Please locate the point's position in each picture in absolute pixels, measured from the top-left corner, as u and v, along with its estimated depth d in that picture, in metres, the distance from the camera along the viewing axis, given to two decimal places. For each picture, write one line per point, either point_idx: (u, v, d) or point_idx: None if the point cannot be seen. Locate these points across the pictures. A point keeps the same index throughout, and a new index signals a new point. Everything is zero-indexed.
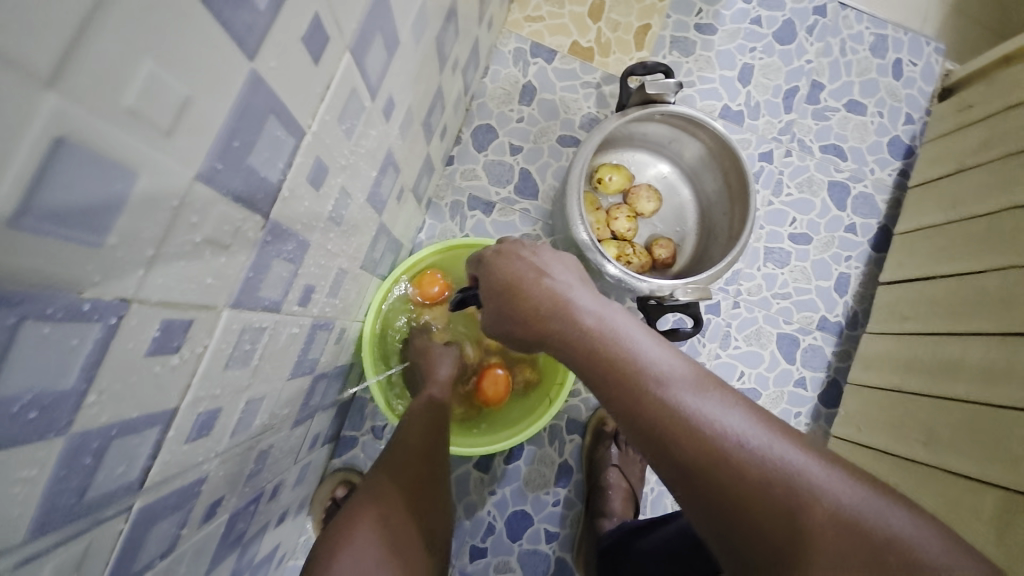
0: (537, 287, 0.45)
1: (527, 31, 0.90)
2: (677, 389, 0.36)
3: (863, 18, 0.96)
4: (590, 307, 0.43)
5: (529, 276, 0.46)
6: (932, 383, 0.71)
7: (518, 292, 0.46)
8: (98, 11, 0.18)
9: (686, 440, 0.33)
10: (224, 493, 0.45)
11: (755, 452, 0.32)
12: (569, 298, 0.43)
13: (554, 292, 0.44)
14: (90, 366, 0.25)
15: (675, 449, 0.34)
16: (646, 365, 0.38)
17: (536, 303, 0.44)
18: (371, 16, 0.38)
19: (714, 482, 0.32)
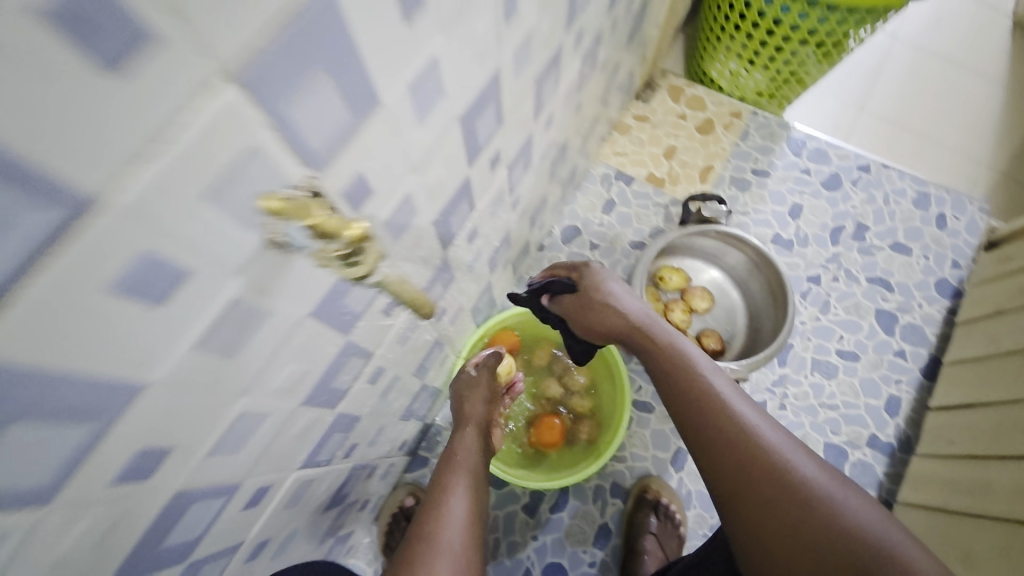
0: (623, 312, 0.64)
1: (614, 162, 1.17)
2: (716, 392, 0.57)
3: (906, 176, 1.13)
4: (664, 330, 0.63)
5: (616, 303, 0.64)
6: (975, 501, 0.77)
7: (608, 310, 0.64)
8: (438, 144, 0.42)
9: (721, 422, 0.54)
10: (355, 440, 0.63)
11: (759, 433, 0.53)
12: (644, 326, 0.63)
13: (632, 320, 0.64)
14: (362, 307, 0.46)
15: (711, 429, 0.54)
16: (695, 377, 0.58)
17: (620, 325, 0.64)
18: (519, 146, 0.63)
19: (735, 448, 0.52)
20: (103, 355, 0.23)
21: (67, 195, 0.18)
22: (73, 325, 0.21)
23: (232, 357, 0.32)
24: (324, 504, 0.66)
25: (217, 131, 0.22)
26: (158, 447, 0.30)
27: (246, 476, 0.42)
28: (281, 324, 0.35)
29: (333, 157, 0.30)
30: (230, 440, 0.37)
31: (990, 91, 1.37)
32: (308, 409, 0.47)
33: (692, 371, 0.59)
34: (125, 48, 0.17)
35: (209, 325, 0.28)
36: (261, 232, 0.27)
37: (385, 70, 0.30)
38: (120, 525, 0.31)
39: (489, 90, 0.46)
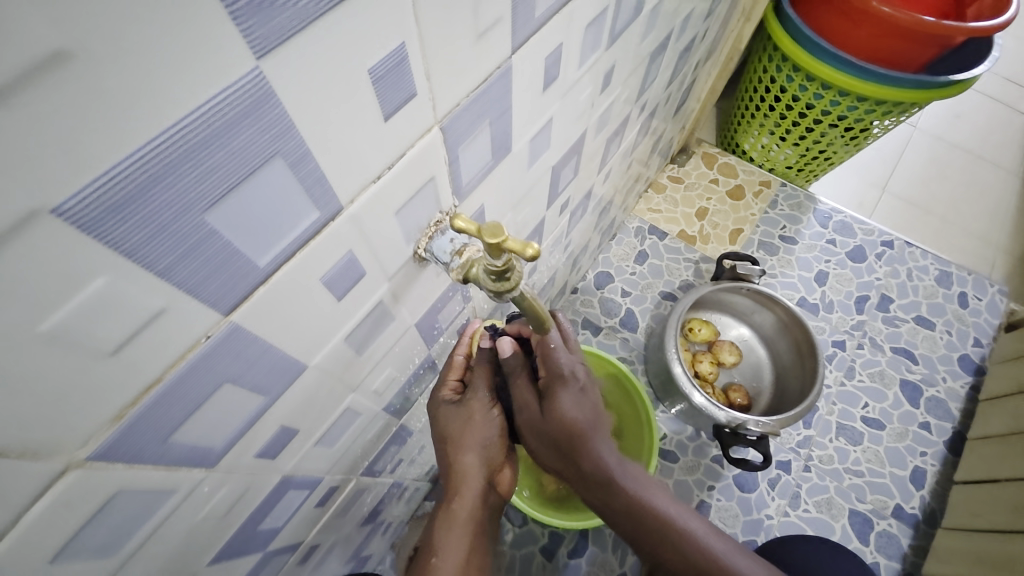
0: (550, 436, 0.51)
1: (648, 217, 1.24)
2: (640, 491, 0.54)
3: (928, 255, 1.18)
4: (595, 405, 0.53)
5: (539, 421, 0.51)
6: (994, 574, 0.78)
7: (529, 429, 0.53)
8: (533, 188, 0.49)
9: (647, 524, 0.54)
10: (402, 456, 0.65)
11: (684, 523, 0.54)
12: (579, 427, 0.50)
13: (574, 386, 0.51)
14: (447, 323, 0.50)
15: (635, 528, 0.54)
16: (619, 488, 0.54)
17: (544, 449, 0.53)
18: (580, 195, 0.70)
19: (664, 544, 0.54)
20: (296, 338, 0.27)
21: (329, 205, 0.23)
22: (293, 307, 0.25)
23: (360, 353, 0.36)
24: (363, 518, 0.67)
25: (419, 163, 0.28)
26: (292, 429, 0.33)
27: (327, 473, 0.45)
28: (396, 329, 0.39)
29: (472, 189, 0.36)
30: (333, 432, 0.40)
31: (1005, 183, 1.45)
32: (386, 416, 0.50)
33: (619, 484, 0.53)
34: (400, 101, 0.23)
35: (357, 321, 0.32)
36: (414, 244, 0.33)
37: (521, 125, 0.37)
38: (245, 499, 0.33)
39: (575, 146, 0.53)
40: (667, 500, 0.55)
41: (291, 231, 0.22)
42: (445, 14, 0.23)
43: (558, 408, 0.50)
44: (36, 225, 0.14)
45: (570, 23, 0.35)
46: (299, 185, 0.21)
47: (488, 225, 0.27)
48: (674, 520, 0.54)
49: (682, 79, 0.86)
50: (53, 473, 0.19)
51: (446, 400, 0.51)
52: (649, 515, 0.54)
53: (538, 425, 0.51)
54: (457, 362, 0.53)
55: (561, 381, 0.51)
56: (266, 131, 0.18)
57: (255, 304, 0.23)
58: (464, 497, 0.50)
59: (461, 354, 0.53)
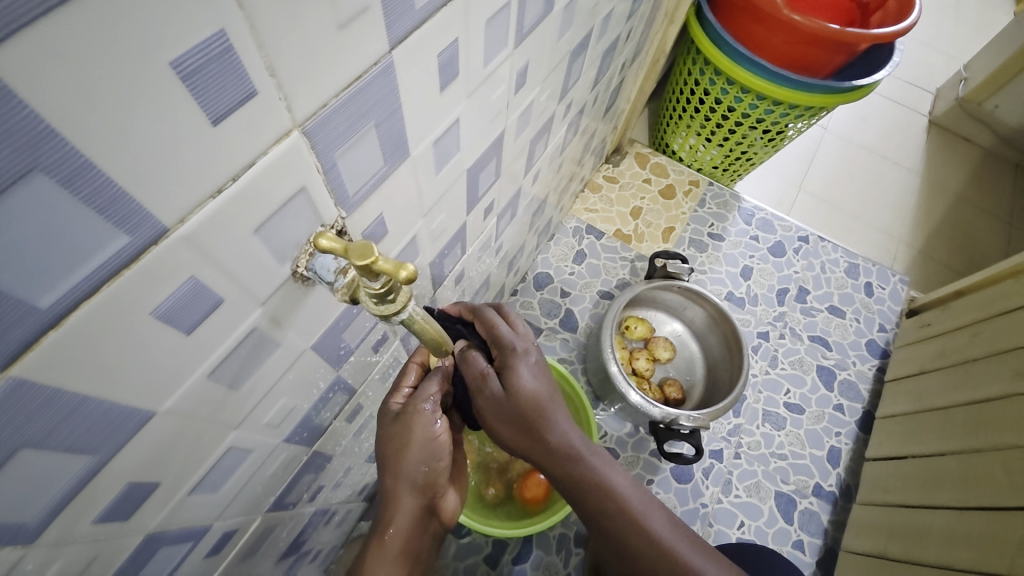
0: (508, 417, 0.46)
1: (585, 217, 1.25)
2: (603, 471, 0.50)
3: (838, 248, 1.27)
4: (540, 383, 0.47)
5: (496, 399, 0.46)
6: (910, 546, 0.84)
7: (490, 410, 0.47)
8: (447, 193, 0.46)
9: (607, 505, 0.50)
10: (322, 482, 0.61)
11: (647, 515, 0.50)
12: (536, 400, 0.46)
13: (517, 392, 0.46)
14: (359, 341, 0.46)
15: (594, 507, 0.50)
16: (586, 467, 0.49)
17: (502, 430, 0.48)
18: (507, 198, 0.68)
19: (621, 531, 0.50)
20: (129, 384, 0.23)
21: (149, 227, 0.19)
22: (115, 349, 0.21)
23: (236, 387, 0.31)
24: (282, 552, 0.61)
25: (278, 173, 0.24)
26: (149, 483, 0.28)
27: (218, 519, 0.40)
28: (286, 356, 0.35)
29: (363, 198, 0.32)
30: (215, 476, 0.35)
31: (903, 180, 1.60)
32: (292, 446, 0.46)
33: (584, 459, 0.49)
34: (232, 102, 0.19)
35: (224, 353, 0.28)
36: (290, 264, 0.29)
37: (419, 128, 0.34)
38: (92, 569, 0.28)
39: (494, 147, 0.51)
40: (634, 490, 0.51)
41: (87, 260, 0.18)
42: (285, 1, 0.19)
43: (513, 383, 0.46)
44: None
45: (466, 16, 0.32)
46: (83, 204, 0.17)
47: (356, 244, 0.23)
48: (635, 511, 0.50)
49: (610, 79, 0.86)
50: None
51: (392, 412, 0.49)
52: (610, 498, 0.50)
53: (498, 405, 0.46)
54: (409, 376, 0.52)
55: (516, 357, 0.47)
56: (3, 140, 0.14)
57: (46, 352, 0.18)
58: (394, 529, 0.49)
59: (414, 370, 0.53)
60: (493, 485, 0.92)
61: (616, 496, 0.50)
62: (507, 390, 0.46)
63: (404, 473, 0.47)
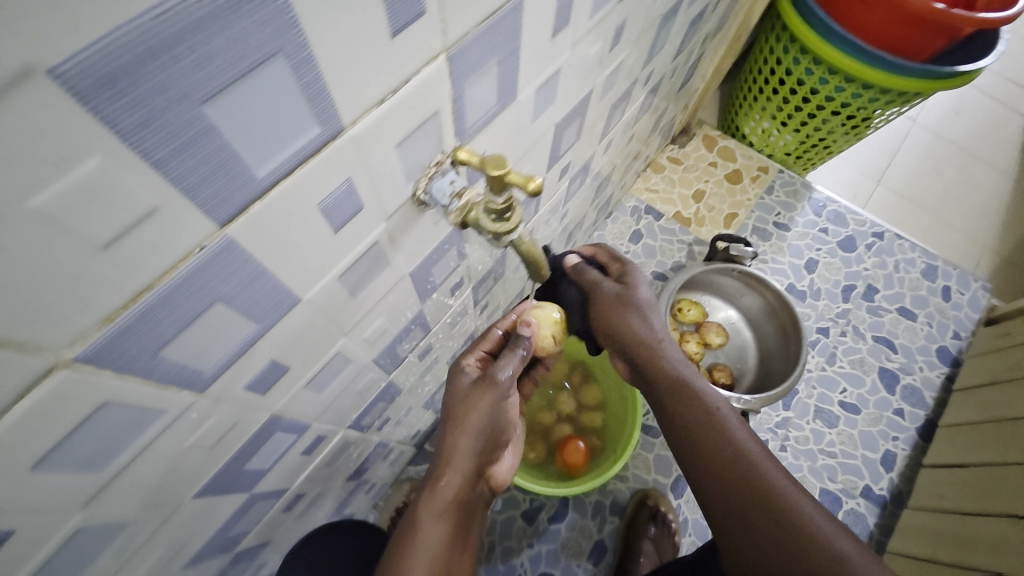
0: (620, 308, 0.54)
1: (645, 197, 1.24)
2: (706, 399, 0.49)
3: (916, 248, 1.20)
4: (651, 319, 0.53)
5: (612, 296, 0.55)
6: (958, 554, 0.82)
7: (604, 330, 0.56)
8: (535, 147, 0.48)
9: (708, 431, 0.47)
10: (388, 415, 0.65)
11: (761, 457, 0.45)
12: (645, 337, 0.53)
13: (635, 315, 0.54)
14: (442, 281, 0.50)
15: (693, 425, 0.48)
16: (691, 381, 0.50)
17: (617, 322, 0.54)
18: (579, 164, 0.69)
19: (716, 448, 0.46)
20: (291, 266, 0.27)
21: (334, 122, 0.23)
22: (286, 229, 0.25)
23: (354, 296, 0.35)
24: (348, 474, 0.67)
25: (424, 93, 0.27)
26: (282, 366, 0.33)
27: (316, 420, 0.44)
28: (391, 276, 0.39)
29: (475, 133, 0.35)
30: (322, 377, 0.40)
31: (997, 182, 1.47)
32: (376, 370, 0.50)
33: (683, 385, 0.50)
34: (409, 18, 0.22)
35: (352, 260, 0.32)
36: (413, 184, 0.32)
37: (528, 75, 0.36)
38: (233, 433, 0.33)
39: (579, 107, 0.52)
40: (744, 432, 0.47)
41: (292, 144, 0.21)
42: None
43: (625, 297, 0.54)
44: (29, 85, 0.13)
45: None
46: (300, 91, 0.20)
47: (492, 157, 0.27)
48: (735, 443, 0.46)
49: (690, 52, 0.84)
50: (39, 370, 0.19)
51: (466, 373, 0.53)
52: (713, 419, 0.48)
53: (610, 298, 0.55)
54: (491, 337, 0.57)
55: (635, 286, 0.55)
56: (271, 22, 0.17)
57: (251, 220, 0.22)
58: (451, 477, 0.47)
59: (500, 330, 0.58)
60: (535, 447, 0.94)
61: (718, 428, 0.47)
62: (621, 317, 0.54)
63: (471, 422, 0.48)
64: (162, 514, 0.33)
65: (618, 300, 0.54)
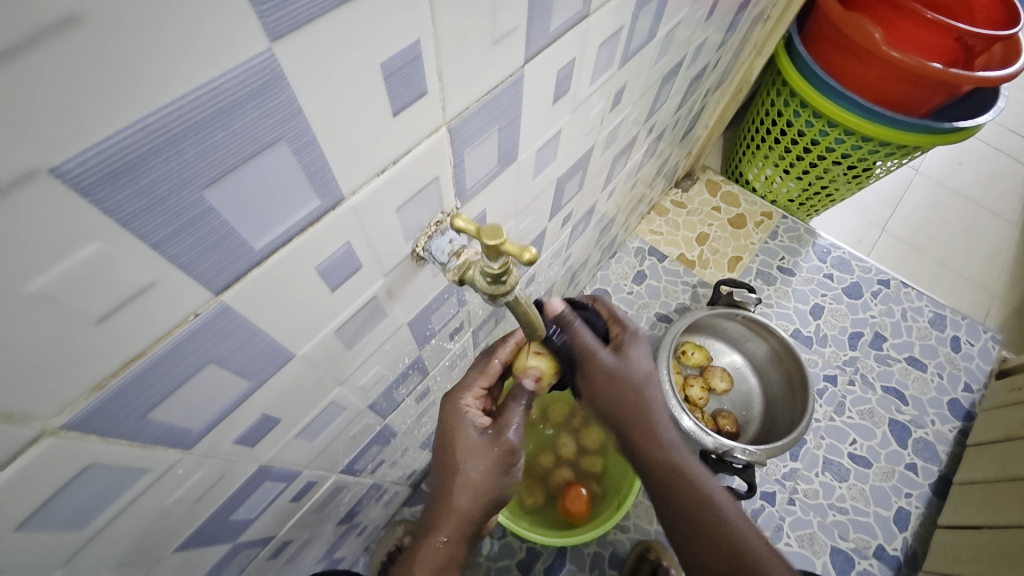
0: (618, 385, 0.49)
1: (649, 238, 1.24)
2: (690, 464, 0.51)
3: (924, 297, 1.19)
4: (647, 364, 0.51)
5: (609, 369, 0.49)
6: None
7: (591, 391, 0.51)
8: (535, 199, 0.49)
9: (692, 494, 0.50)
10: (382, 458, 0.64)
11: (741, 527, 0.50)
12: (643, 380, 0.50)
13: (641, 379, 0.50)
14: (440, 328, 0.50)
15: (679, 501, 0.51)
16: (684, 458, 0.51)
17: (607, 398, 0.50)
18: (582, 210, 0.70)
19: (704, 530, 0.50)
20: (286, 325, 0.27)
21: (333, 195, 0.23)
22: (284, 293, 0.25)
23: (350, 348, 0.35)
24: (339, 518, 0.65)
25: (423, 163, 0.28)
26: (274, 418, 0.33)
27: (306, 468, 0.44)
28: (389, 326, 0.39)
29: (475, 193, 0.36)
30: (314, 426, 0.39)
31: (1003, 232, 1.47)
32: (371, 415, 0.50)
33: (675, 454, 0.51)
34: (410, 97, 0.23)
35: (348, 315, 0.32)
36: (413, 242, 0.33)
37: (529, 137, 0.38)
38: (219, 486, 0.33)
39: (581, 161, 0.54)
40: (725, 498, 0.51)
41: (290, 217, 0.22)
42: (459, 31, 0.23)
43: (629, 357, 0.50)
44: (32, 184, 0.14)
45: (586, 38, 0.35)
46: (301, 171, 0.21)
47: (488, 227, 0.28)
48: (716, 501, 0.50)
49: (692, 104, 0.87)
50: (25, 439, 0.19)
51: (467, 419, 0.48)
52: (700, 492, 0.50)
53: (608, 374, 0.49)
54: (491, 370, 0.51)
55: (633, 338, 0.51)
56: (273, 115, 0.18)
57: (247, 286, 0.23)
58: (447, 533, 0.48)
59: (497, 360, 0.51)
60: (533, 492, 0.90)
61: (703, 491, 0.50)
62: (624, 368, 0.49)
63: (468, 484, 0.46)
64: (141, 570, 0.32)
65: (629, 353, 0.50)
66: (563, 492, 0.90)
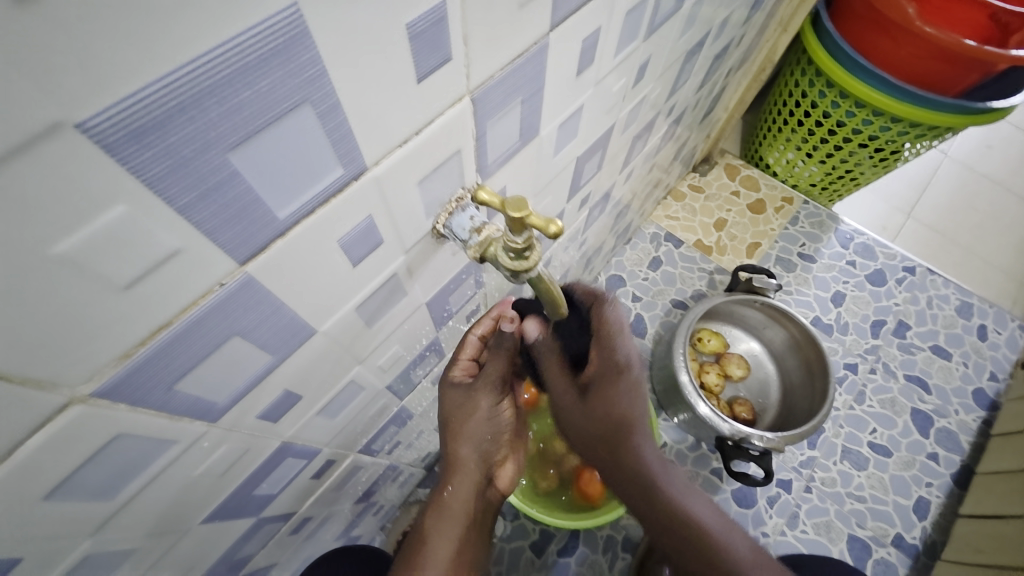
0: (590, 422, 0.46)
1: (665, 224, 1.22)
2: (673, 489, 0.47)
3: (950, 284, 1.15)
4: (626, 399, 0.45)
5: (575, 406, 0.47)
6: None
7: (565, 416, 0.48)
8: (554, 179, 0.48)
9: (678, 523, 0.47)
10: (399, 439, 0.64)
11: (730, 541, 0.47)
12: (624, 417, 0.45)
13: (613, 416, 0.45)
14: (457, 310, 0.50)
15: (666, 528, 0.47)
16: (665, 490, 0.47)
17: (579, 432, 0.48)
18: (599, 193, 0.69)
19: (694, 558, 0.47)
20: (308, 299, 0.27)
21: (356, 164, 0.23)
22: (308, 265, 0.25)
23: (370, 326, 0.35)
24: (356, 498, 0.66)
25: (445, 133, 0.27)
26: (295, 394, 0.33)
27: (326, 446, 0.44)
28: (408, 306, 0.39)
29: (496, 168, 0.35)
30: (335, 405, 0.39)
31: None
32: (389, 396, 0.50)
33: (660, 486, 0.47)
34: (434, 63, 0.23)
35: (368, 292, 0.32)
36: (433, 218, 0.32)
37: (551, 111, 0.37)
38: (242, 461, 0.33)
39: (601, 140, 0.52)
40: (714, 515, 0.48)
41: (313, 186, 0.22)
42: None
43: (603, 398, 0.45)
44: (61, 140, 0.13)
45: (612, 7, 0.34)
46: (325, 137, 0.20)
47: (513, 199, 0.27)
48: (713, 537, 0.46)
49: (713, 83, 0.84)
50: (55, 406, 0.19)
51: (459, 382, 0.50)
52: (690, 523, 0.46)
53: (577, 410, 0.46)
54: (470, 342, 0.51)
55: (614, 371, 0.45)
56: (298, 75, 0.17)
57: (272, 257, 0.22)
58: (456, 487, 0.46)
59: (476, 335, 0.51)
60: (546, 475, 0.91)
61: (695, 521, 0.47)
62: (597, 404, 0.45)
63: (465, 427, 0.47)
64: (169, 540, 0.33)
65: (608, 384, 0.45)
66: (577, 474, 0.90)
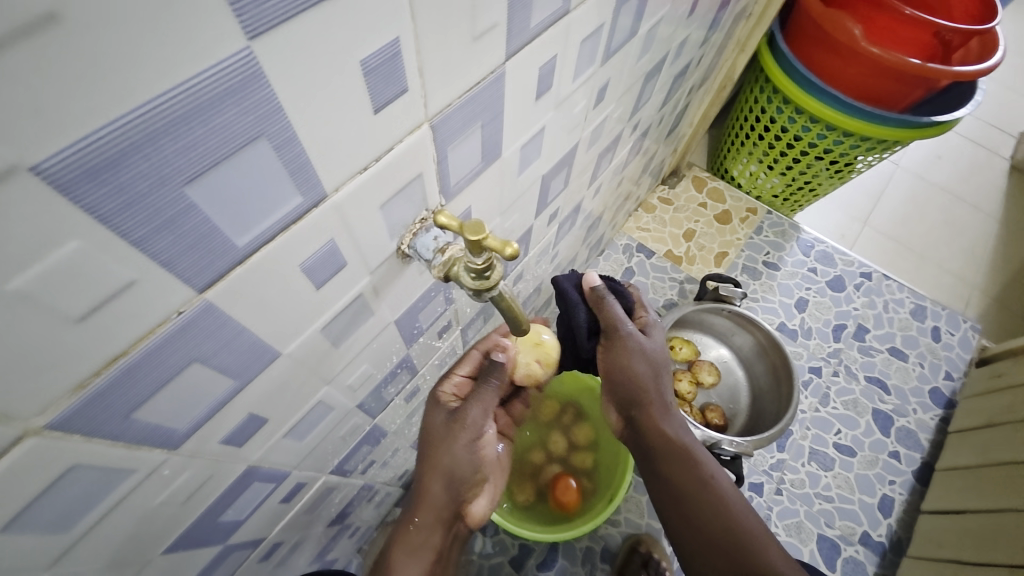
0: (633, 357, 0.55)
1: (636, 235, 1.25)
2: (692, 446, 0.55)
3: (904, 289, 1.21)
4: (658, 347, 0.57)
5: (630, 339, 0.56)
6: None
7: (612, 358, 0.57)
8: (521, 196, 0.49)
9: (693, 474, 0.53)
10: (373, 458, 0.64)
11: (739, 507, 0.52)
12: (657, 362, 0.56)
13: (652, 356, 0.56)
14: (428, 326, 0.50)
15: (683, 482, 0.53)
16: (686, 439, 0.55)
17: (623, 373, 0.56)
18: (568, 208, 0.71)
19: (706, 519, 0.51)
20: (270, 323, 0.27)
21: (316, 191, 0.23)
22: (270, 290, 0.25)
23: (337, 346, 0.36)
24: (329, 520, 0.65)
25: (406, 159, 0.28)
26: (261, 417, 0.33)
27: (296, 468, 0.44)
28: (376, 324, 0.39)
29: (460, 190, 0.36)
30: (303, 426, 0.39)
31: (980, 224, 1.51)
32: (360, 414, 0.50)
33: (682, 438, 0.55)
34: (391, 94, 0.24)
35: (334, 313, 0.32)
36: (397, 239, 0.33)
37: (512, 134, 0.38)
38: (206, 487, 0.33)
39: (566, 158, 0.54)
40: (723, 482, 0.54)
41: (272, 214, 0.22)
42: (439, 32, 0.24)
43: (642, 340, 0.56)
44: (13, 182, 0.14)
45: (566, 37, 0.36)
46: (283, 167, 0.21)
47: (471, 222, 0.28)
48: (724, 494, 0.52)
49: (676, 101, 0.87)
50: (7, 439, 0.19)
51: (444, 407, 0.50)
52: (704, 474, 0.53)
53: (630, 341, 0.55)
54: (471, 358, 0.52)
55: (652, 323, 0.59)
56: (253, 111, 0.18)
57: (230, 284, 0.23)
58: (420, 520, 0.47)
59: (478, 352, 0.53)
60: (523, 488, 0.91)
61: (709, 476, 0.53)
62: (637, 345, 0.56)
63: (435, 461, 0.46)
64: (129, 573, 0.32)
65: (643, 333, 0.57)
66: (553, 484, 0.90)
